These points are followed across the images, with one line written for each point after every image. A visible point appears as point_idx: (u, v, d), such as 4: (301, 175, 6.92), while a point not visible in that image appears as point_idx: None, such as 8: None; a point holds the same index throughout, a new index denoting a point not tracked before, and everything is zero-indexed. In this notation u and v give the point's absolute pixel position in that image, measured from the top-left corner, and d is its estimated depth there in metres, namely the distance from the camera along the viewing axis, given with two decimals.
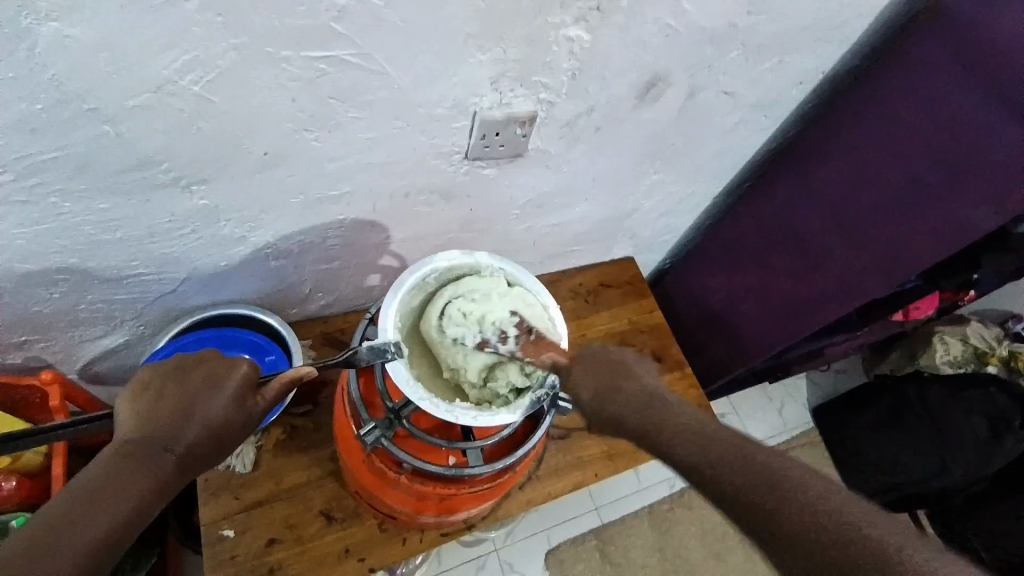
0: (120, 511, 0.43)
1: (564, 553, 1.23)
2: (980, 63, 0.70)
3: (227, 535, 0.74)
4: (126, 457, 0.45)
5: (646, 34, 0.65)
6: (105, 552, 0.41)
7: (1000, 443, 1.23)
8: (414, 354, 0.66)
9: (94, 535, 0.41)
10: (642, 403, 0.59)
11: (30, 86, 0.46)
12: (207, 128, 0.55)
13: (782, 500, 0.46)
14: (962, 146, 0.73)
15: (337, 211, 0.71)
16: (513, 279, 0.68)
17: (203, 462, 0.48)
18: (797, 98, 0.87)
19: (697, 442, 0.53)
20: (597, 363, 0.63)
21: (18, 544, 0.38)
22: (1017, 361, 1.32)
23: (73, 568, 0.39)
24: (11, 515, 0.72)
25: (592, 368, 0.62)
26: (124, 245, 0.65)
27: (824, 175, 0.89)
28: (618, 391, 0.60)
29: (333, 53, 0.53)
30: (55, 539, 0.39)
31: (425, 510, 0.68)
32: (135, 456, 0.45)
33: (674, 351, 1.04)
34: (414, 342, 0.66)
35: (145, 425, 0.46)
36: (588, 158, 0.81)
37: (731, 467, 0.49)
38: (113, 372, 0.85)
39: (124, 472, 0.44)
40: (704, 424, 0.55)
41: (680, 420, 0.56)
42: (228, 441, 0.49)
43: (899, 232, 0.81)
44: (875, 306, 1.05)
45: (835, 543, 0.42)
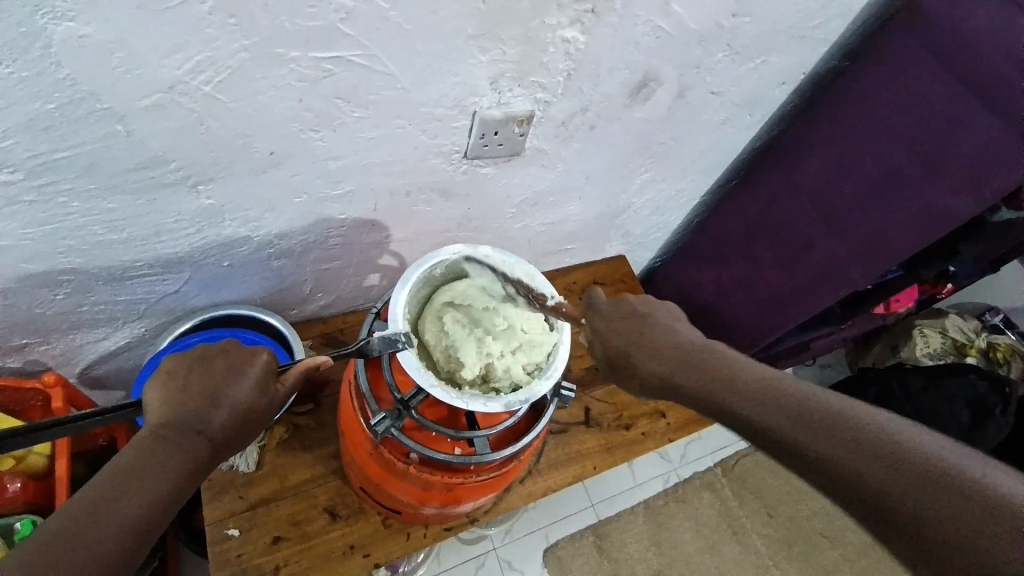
0: (159, 489, 0.46)
1: (562, 550, 1.24)
2: (951, 56, 0.74)
3: (232, 533, 0.75)
4: (160, 439, 0.48)
5: (637, 34, 0.68)
6: (144, 528, 0.44)
7: (982, 427, 1.27)
8: (421, 347, 0.67)
9: (137, 513, 0.44)
10: (705, 365, 0.59)
11: (44, 86, 0.47)
12: (215, 127, 0.56)
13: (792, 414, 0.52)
14: (937, 137, 0.77)
15: (339, 210, 0.73)
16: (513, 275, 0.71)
17: (230, 444, 0.53)
18: (780, 97, 0.90)
19: (787, 411, 0.52)
20: (620, 319, 0.65)
21: (65, 521, 0.42)
22: (994, 352, 1.40)
23: (116, 543, 0.42)
24: (16, 517, 0.73)
25: (618, 324, 0.65)
26: (129, 245, 0.65)
27: (806, 168, 0.92)
28: (683, 358, 0.60)
29: (340, 52, 0.54)
30: (97, 516, 0.42)
31: (431, 500, 0.70)
32: (169, 439, 0.48)
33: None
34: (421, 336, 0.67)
35: (176, 411, 0.50)
36: (582, 157, 0.84)
37: (824, 438, 0.50)
38: (113, 375, 0.85)
39: (158, 454, 0.47)
40: (701, 357, 0.60)
41: (773, 392, 0.54)
42: (253, 423, 0.54)
43: (879, 221, 0.85)
44: (858, 300, 1.10)
45: (852, 449, 0.48)
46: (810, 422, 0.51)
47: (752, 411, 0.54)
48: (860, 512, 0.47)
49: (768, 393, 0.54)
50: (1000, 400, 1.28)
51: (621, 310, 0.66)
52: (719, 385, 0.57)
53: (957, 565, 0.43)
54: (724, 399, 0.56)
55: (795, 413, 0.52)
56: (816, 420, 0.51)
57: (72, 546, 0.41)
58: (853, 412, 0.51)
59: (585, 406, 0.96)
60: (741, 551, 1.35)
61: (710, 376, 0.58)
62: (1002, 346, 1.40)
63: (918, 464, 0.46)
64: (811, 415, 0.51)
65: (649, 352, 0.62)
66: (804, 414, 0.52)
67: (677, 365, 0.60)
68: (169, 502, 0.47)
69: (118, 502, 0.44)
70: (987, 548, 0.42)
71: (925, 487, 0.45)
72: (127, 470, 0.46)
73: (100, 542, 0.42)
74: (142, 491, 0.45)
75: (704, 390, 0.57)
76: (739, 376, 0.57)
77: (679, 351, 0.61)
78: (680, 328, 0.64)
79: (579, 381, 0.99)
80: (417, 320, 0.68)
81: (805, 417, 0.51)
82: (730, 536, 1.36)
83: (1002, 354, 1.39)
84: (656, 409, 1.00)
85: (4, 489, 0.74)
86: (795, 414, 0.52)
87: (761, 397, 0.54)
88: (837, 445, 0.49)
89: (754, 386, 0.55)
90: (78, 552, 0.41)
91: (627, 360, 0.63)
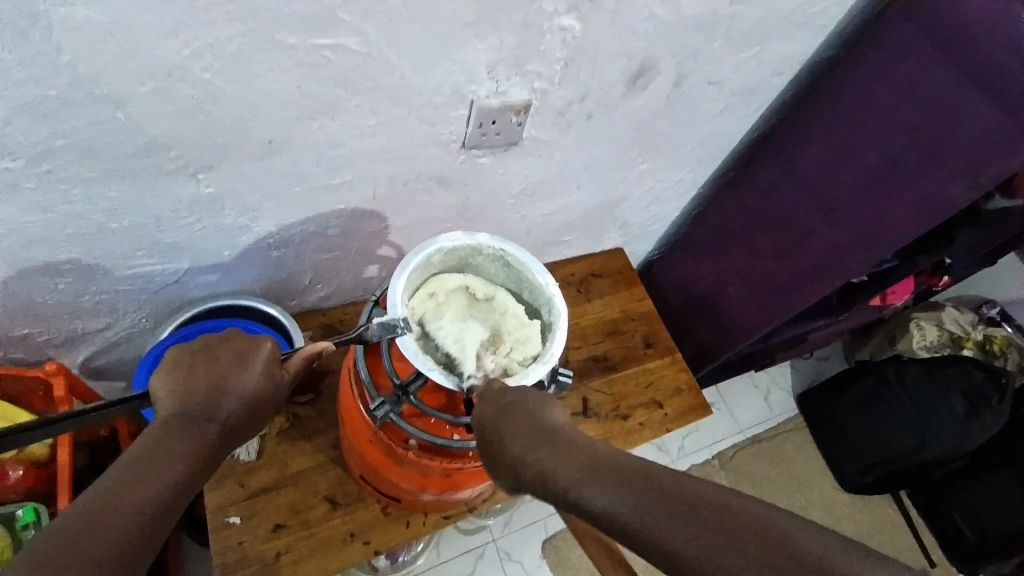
0: (173, 475, 0.46)
1: (561, 541, 1.25)
2: (947, 45, 0.74)
3: (233, 521, 0.75)
4: (171, 429, 0.49)
5: (634, 23, 0.68)
6: (162, 510, 0.44)
7: (977, 417, 1.27)
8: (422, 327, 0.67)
9: (152, 497, 0.44)
10: (563, 446, 0.52)
11: (45, 71, 0.47)
12: (215, 114, 0.56)
13: (617, 482, 0.46)
14: (932, 127, 0.78)
15: (338, 199, 0.73)
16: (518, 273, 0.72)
17: (239, 431, 0.54)
18: (776, 87, 0.91)
19: (613, 477, 0.47)
20: (500, 397, 0.59)
21: (82, 507, 0.41)
22: (991, 344, 1.42)
23: (134, 524, 0.42)
24: (18, 505, 0.74)
25: (494, 402, 0.59)
26: (129, 233, 0.66)
27: (804, 158, 0.93)
28: (546, 441, 0.53)
29: (338, 39, 0.55)
30: (113, 502, 0.42)
31: (430, 486, 0.70)
32: (181, 428, 0.49)
33: (666, 336, 1.07)
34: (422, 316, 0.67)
35: (185, 401, 0.51)
36: (581, 145, 0.84)
37: (647, 504, 0.44)
38: (113, 366, 0.86)
39: (171, 443, 0.48)
40: (551, 427, 0.55)
41: (607, 458, 0.49)
42: (262, 410, 0.55)
43: (875, 211, 0.86)
44: (853, 290, 1.10)
45: (675, 515, 0.43)
46: (662, 500, 0.44)
47: (608, 496, 0.46)
48: None
49: (627, 471, 0.47)
50: (998, 390, 1.26)
51: (498, 391, 0.60)
52: (575, 467, 0.49)
53: None
54: (576, 484, 0.48)
55: (646, 492, 0.45)
56: (661, 502, 0.44)
57: (91, 529, 0.40)
58: (695, 483, 0.44)
59: (584, 397, 0.98)
60: None
61: (566, 458, 0.51)
62: (998, 338, 1.41)
63: (782, 547, 0.39)
64: (662, 496, 0.44)
65: (507, 426, 0.56)
66: (658, 493, 0.44)
67: (540, 445, 0.53)
68: (181, 492, 0.47)
69: (134, 487, 0.44)
70: None
71: (742, 548, 0.39)
72: (141, 460, 0.46)
73: (120, 524, 0.41)
74: (152, 482, 0.45)
75: (551, 469, 0.50)
76: (590, 459, 0.50)
77: (545, 435, 0.54)
78: (551, 413, 0.58)
79: (578, 371, 1.00)
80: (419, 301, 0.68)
81: (653, 499, 0.44)
82: None
83: (998, 346, 1.41)
84: (653, 400, 1.01)
85: (6, 476, 0.75)
86: (648, 495, 0.44)
87: (618, 483, 0.46)
88: (686, 525, 0.42)
89: (612, 464, 0.48)
90: (100, 531, 0.40)
91: (499, 443, 0.56)
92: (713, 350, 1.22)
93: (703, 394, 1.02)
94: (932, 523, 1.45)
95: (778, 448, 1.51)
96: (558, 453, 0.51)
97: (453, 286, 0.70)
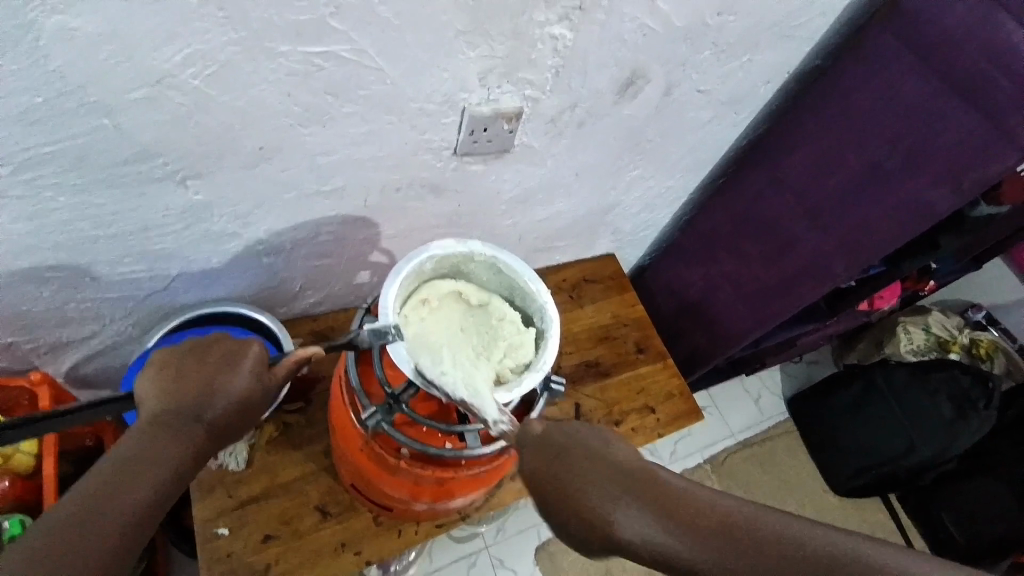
0: (160, 475, 0.46)
1: (555, 547, 1.25)
2: (926, 55, 0.76)
3: (222, 532, 0.74)
4: (157, 431, 0.48)
5: (624, 31, 0.68)
6: (148, 511, 0.44)
7: (965, 421, 1.27)
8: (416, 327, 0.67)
9: (139, 498, 0.44)
10: (646, 498, 0.48)
11: (33, 78, 0.47)
12: (205, 121, 0.56)
13: (695, 526, 0.47)
14: (913, 134, 0.79)
15: (329, 206, 0.73)
16: (514, 285, 0.72)
17: (228, 432, 0.52)
18: (765, 95, 0.91)
19: (689, 523, 0.47)
20: (543, 443, 0.53)
21: (71, 505, 0.42)
22: (977, 347, 1.44)
23: (119, 526, 0.43)
24: (4, 517, 0.72)
25: (539, 449, 0.53)
26: (117, 240, 0.65)
27: (790, 166, 0.94)
28: (628, 496, 0.48)
29: (330, 47, 0.54)
30: (100, 502, 0.43)
31: (422, 495, 0.70)
32: (167, 429, 0.48)
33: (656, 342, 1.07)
34: (417, 317, 0.68)
35: (173, 402, 0.50)
36: (572, 153, 0.84)
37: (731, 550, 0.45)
38: (100, 374, 0.85)
39: (158, 444, 0.47)
40: (607, 458, 0.51)
41: (679, 496, 0.49)
42: (252, 411, 0.54)
43: (862, 216, 0.87)
44: (842, 296, 1.12)
45: (759, 555, 0.45)
46: (769, 556, 0.45)
47: (711, 553, 0.46)
48: None
49: (707, 514, 0.47)
50: (984, 393, 1.27)
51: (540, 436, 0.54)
52: (660, 520, 0.47)
53: None
54: (685, 548, 0.46)
55: (757, 549, 0.45)
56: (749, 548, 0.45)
57: (76, 530, 0.41)
58: (769, 521, 0.47)
59: (576, 403, 0.98)
60: None
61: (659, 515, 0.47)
62: (984, 342, 1.44)
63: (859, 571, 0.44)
64: (771, 551, 0.45)
65: (563, 471, 0.51)
66: (767, 553, 0.45)
67: (623, 502, 0.48)
68: (165, 496, 0.46)
69: (120, 488, 0.44)
70: None
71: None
72: (127, 462, 0.46)
73: (105, 525, 0.42)
74: (138, 486, 0.45)
75: (625, 521, 0.47)
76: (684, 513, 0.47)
77: (608, 476, 0.50)
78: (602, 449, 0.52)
79: (570, 377, 1.00)
80: (414, 302, 0.69)
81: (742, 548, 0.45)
82: None
83: (984, 349, 1.43)
84: (646, 406, 1.01)
85: None
86: (734, 543, 0.46)
87: (704, 533, 0.46)
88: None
89: (709, 522, 0.47)
90: (86, 533, 0.41)
91: (563, 495, 0.50)
92: (704, 356, 1.22)
93: (694, 399, 1.03)
94: (923, 525, 1.47)
95: (770, 452, 1.52)
96: (625, 498, 0.48)
97: (450, 292, 0.71)
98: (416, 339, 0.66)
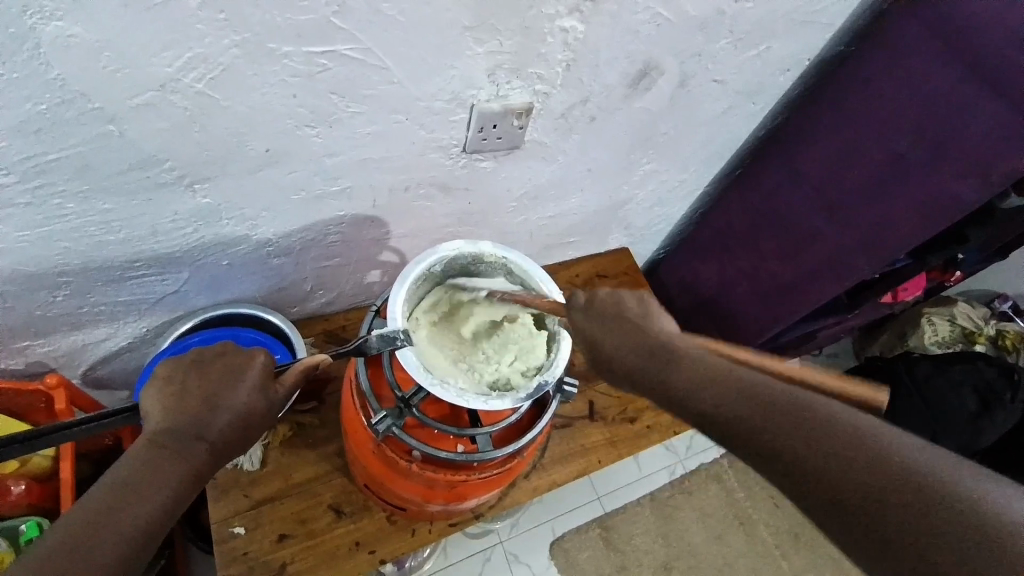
0: (169, 487, 0.47)
1: (569, 543, 1.24)
2: (957, 39, 0.72)
3: (238, 531, 0.75)
4: (162, 446, 0.48)
5: (638, 22, 0.66)
6: (160, 520, 0.46)
7: (989, 414, 1.26)
8: (425, 330, 0.68)
9: (151, 508, 0.46)
10: (658, 353, 0.52)
11: (36, 87, 0.47)
12: (210, 125, 0.55)
13: (710, 377, 0.48)
14: (939, 125, 0.76)
15: (338, 207, 0.72)
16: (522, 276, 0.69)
17: (232, 447, 0.53)
18: (783, 84, 0.88)
19: (707, 377, 0.48)
20: (593, 311, 0.58)
21: (89, 511, 0.43)
22: (1003, 339, 1.40)
23: (134, 534, 0.44)
24: (22, 519, 0.74)
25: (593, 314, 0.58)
26: (127, 245, 0.65)
27: (810, 158, 0.91)
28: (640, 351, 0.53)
29: (333, 47, 0.53)
30: (115, 511, 0.44)
31: (434, 497, 0.70)
32: (172, 444, 0.49)
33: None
34: (426, 319, 0.69)
35: (176, 417, 0.50)
36: (584, 149, 0.83)
37: (735, 399, 0.46)
38: (115, 376, 0.85)
39: (164, 458, 0.48)
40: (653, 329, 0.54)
41: (703, 361, 0.50)
42: (256, 425, 0.54)
43: (881, 208, 0.85)
44: (864, 287, 1.09)
45: (769, 416, 0.44)
46: (780, 417, 0.44)
47: (716, 395, 0.47)
48: (814, 501, 0.41)
49: (733, 380, 0.47)
50: (1008, 387, 1.27)
51: (614, 310, 0.57)
52: (680, 371, 0.50)
53: (867, 517, 0.39)
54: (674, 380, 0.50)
55: (766, 406, 0.45)
56: (760, 408, 0.45)
57: (96, 534, 0.42)
58: (814, 408, 0.44)
59: (590, 400, 0.95)
60: (747, 543, 1.34)
61: (758, 408, 0.45)
62: (1010, 333, 1.40)
63: (880, 459, 0.40)
64: (772, 409, 0.44)
65: (608, 330, 0.56)
66: (772, 409, 0.45)
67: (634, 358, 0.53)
68: (172, 511, 0.47)
69: (133, 499, 0.45)
70: (889, 507, 0.38)
71: (839, 453, 0.41)
72: (136, 475, 0.46)
73: (120, 533, 0.43)
74: (149, 497, 0.46)
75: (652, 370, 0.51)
76: (770, 394, 0.45)
77: (644, 338, 0.54)
78: (650, 320, 0.56)
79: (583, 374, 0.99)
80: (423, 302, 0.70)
81: (747, 403, 0.45)
82: (737, 527, 1.35)
83: (1011, 341, 1.39)
84: None
85: (9, 491, 0.74)
86: (742, 401, 0.46)
87: (719, 384, 0.47)
88: (879, 490, 0.39)
89: (708, 374, 0.48)
90: (105, 538, 0.42)
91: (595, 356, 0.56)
92: None
93: None
94: None
95: None
96: (676, 355, 0.51)
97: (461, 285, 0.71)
98: (424, 343, 0.67)
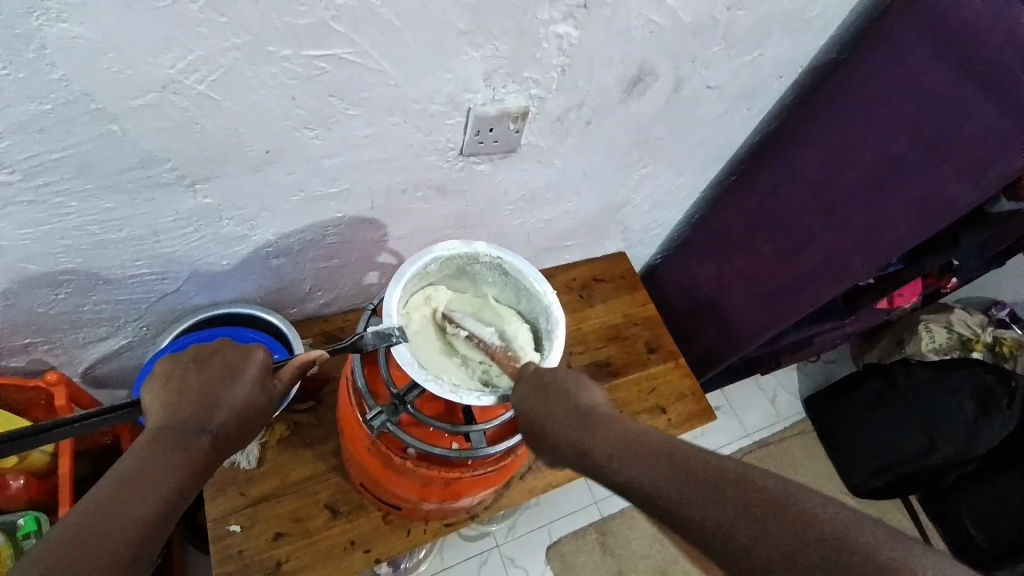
0: (169, 485, 0.47)
1: (565, 547, 1.24)
2: (953, 40, 0.73)
3: (234, 529, 0.75)
4: (162, 444, 0.49)
5: (631, 27, 0.67)
6: (161, 519, 0.45)
7: (988, 419, 1.26)
8: (418, 324, 0.68)
9: (152, 506, 0.45)
10: (591, 425, 0.54)
11: (40, 87, 0.48)
12: (208, 126, 0.56)
13: (639, 445, 0.49)
14: (938, 122, 0.76)
15: (336, 208, 0.73)
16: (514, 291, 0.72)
17: (230, 442, 0.54)
18: (777, 90, 0.90)
19: (634, 445, 0.49)
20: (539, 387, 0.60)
21: (88, 506, 0.43)
22: (1000, 346, 1.40)
23: (134, 532, 0.43)
24: (20, 514, 0.75)
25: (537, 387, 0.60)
26: (127, 244, 0.66)
27: (807, 159, 0.92)
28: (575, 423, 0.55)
29: (331, 49, 0.54)
30: (116, 508, 0.43)
31: (430, 496, 0.70)
32: (172, 440, 0.49)
33: (666, 388, 1.02)
34: (418, 312, 0.69)
35: (176, 413, 0.51)
36: (580, 153, 0.84)
37: (658, 465, 0.46)
38: (115, 375, 0.86)
39: (164, 455, 0.48)
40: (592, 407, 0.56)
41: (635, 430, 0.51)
42: (253, 420, 0.55)
43: (878, 207, 0.85)
44: (859, 292, 1.10)
45: (689, 480, 0.44)
46: (698, 480, 0.44)
47: (640, 465, 0.47)
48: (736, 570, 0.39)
49: (658, 449, 0.48)
50: (1009, 393, 1.25)
51: (545, 384, 0.60)
52: (607, 444, 0.51)
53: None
54: (603, 450, 0.51)
55: (684, 469, 0.45)
56: (680, 473, 0.45)
57: (94, 529, 0.42)
58: (735, 472, 0.43)
59: None
60: None
61: (679, 475, 0.45)
62: (1008, 340, 1.40)
63: (800, 523, 0.38)
64: (693, 474, 0.44)
65: (545, 403, 0.58)
66: (692, 473, 0.44)
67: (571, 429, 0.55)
68: (172, 511, 0.47)
69: (134, 497, 0.45)
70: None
71: (755, 517, 0.40)
72: (137, 472, 0.46)
73: (118, 531, 0.42)
74: (149, 495, 0.46)
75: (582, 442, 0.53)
76: (693, 460, 0.45)
77: (579, 414, 0.56)
78: (588, 395, 0.59)
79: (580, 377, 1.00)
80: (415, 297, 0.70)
81: (669, 468, 0.46)
82: None
83: (1008, 348, 1.39)
84: (657, 406, 1.00)
85: (8, 487, 0.75)
86: (664, 465, 0.46)
87: (643, 453, 0.48)
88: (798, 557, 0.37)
89: (640, 442, 0.50)
90: (103, 537, 0.41)
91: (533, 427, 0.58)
92: (715, 354, 1.21)
93: (706, 400, 1.01)
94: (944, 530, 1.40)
95: (785, 454, 1.48)
96: (606, 429, 0.53)
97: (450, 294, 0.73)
98: (419, 337, 0.67)
